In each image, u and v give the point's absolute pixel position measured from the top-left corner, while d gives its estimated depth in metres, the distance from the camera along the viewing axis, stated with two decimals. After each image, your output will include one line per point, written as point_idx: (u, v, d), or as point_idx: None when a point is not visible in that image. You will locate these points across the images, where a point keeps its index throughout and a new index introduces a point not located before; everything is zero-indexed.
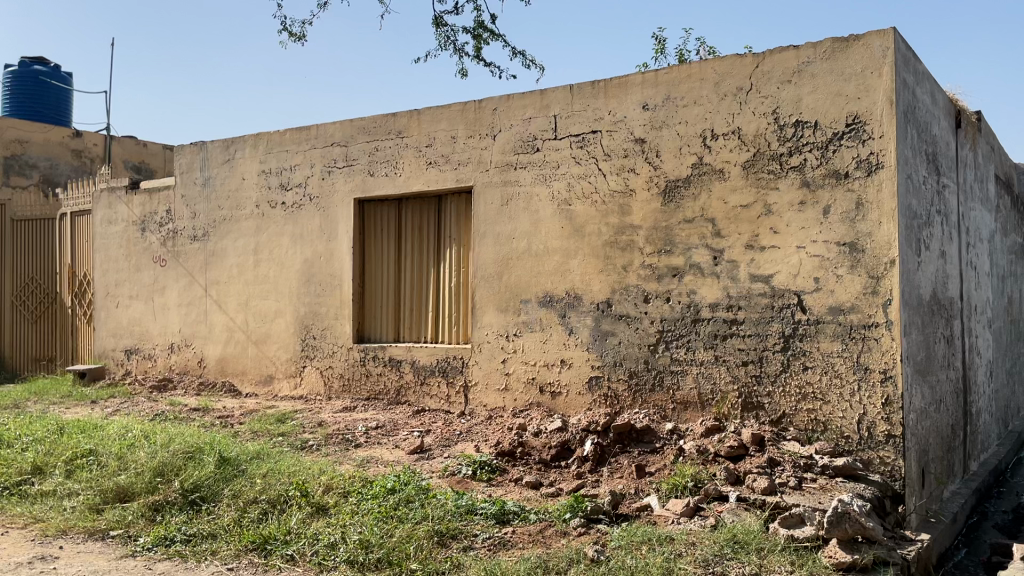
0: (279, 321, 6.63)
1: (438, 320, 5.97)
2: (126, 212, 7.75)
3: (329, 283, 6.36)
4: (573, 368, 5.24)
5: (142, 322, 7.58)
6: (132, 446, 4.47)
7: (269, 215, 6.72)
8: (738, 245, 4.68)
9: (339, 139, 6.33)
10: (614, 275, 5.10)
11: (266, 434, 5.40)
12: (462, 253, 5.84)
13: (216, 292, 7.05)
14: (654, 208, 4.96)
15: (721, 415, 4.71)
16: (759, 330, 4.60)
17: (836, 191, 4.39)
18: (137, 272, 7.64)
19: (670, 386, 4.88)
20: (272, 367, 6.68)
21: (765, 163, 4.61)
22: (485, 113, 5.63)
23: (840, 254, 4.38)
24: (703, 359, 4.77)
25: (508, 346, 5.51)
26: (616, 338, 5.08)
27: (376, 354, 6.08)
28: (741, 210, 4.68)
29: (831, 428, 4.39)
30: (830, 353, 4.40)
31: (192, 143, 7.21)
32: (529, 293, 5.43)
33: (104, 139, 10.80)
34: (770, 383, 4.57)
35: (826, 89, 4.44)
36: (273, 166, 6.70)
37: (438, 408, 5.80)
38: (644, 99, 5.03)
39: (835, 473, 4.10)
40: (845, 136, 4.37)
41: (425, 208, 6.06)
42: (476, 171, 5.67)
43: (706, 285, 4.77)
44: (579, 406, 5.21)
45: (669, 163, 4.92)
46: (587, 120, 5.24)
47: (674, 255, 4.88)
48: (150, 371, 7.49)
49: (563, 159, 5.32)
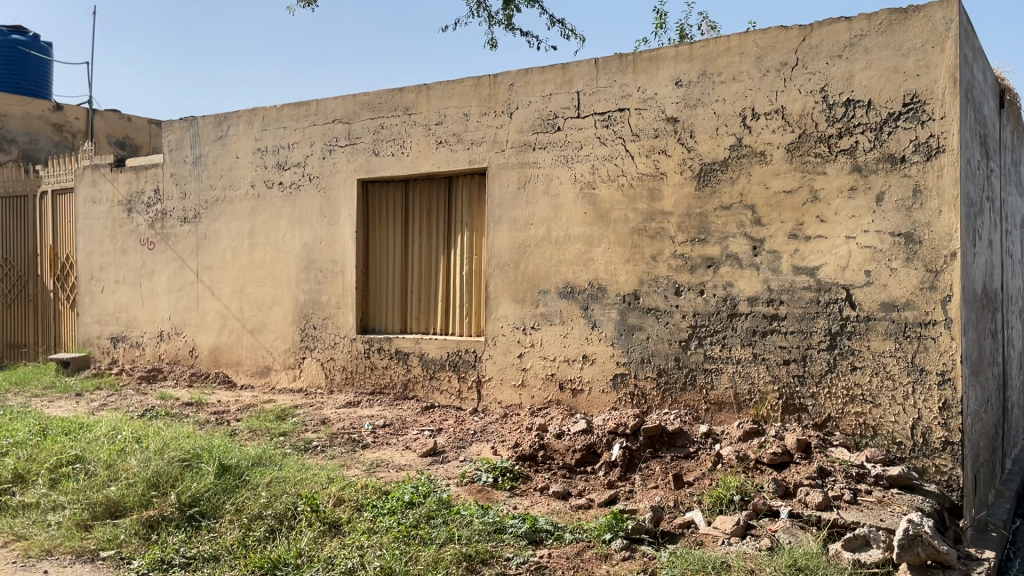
0: (276, 309, 6.25)
1: (448, 311, 5.60)
2: (111, 191, 7.31)
3: (330, 269, 5.96)
4: (596, 364, 4.89)
5: (129, 309, 7.16)
6: (123, 452, 4.08)
7: (265, 196, 6.31)
8: (781, 235, 4.32)
9: (341, 115, 5.91)
10: (641, 265, 4.73)
11: (267, 434, 5.03)
12: (475, 239, 5.47)
13: (208, 278, 6.64)
14: (688, 193, 4.59)
15: (759, 417, 4.38)
16: (803, 326, 4.26)
17: (890, 176, 4.04)
18: (123, 255, 7.21)
19: (703, 385, 4.54)
20: (269, 358, 6.30)
21: (811, 146, 4.25)
22: (500, 89, 5.24)
23: (895, 246, 4.03)
24: (740, 358, 4.43)
25: (524, 339, 5.15)
26: (644, 332, 4.73)
27: (382, 346, 5.71)
28: (784, 196, 4.32)
29: (881, 433, 4.07)
30: (882, 353, 4.06)
31: (181, 118, 6.77)
32: (548, 283, 5.07)
33: (86, 112, 10.30)
34: (814, 384, 4.23)
35: (882, 65, 4.07)
36: (269, 144, 6.28)
37: (448, 404, 5.45)
38: (678, 74, 4.65)
39: (889, 484, 3.79)
40: (902, 117, 4.01)
41: (434, 190, 5.67)
42: (491, 151, 5.28)
43: (744, 277, 4.42)
44: (603, 405, 4.87)
45: (705, 145, 4.55)
46: (612, 96, 4.86)
47: (709, 244, 4.52)
48: (138, 360, 7.09)
49: (587, 138, 4.93)
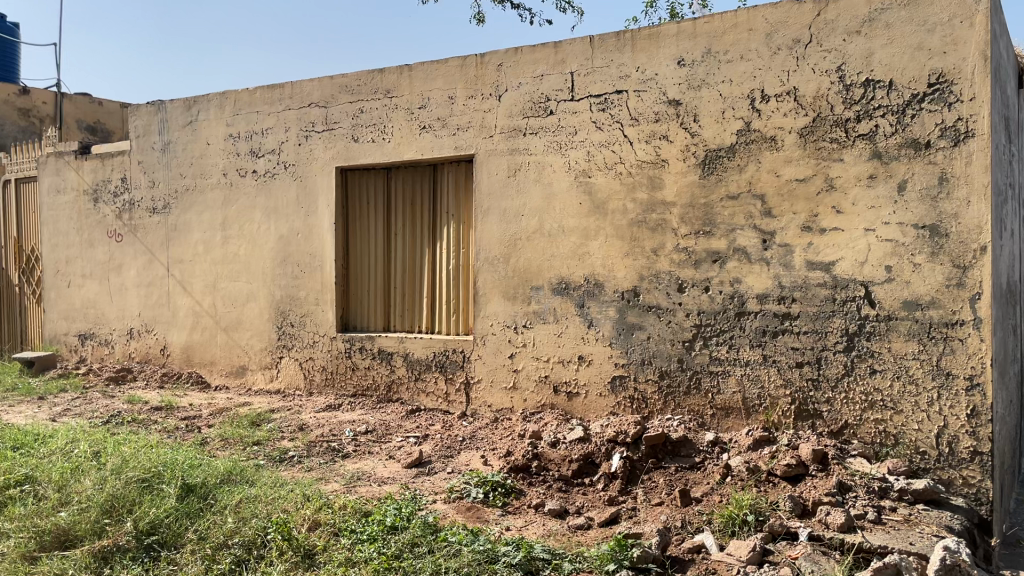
0: (251, 305, 5.88)
1: (434, 308, 5.26)
2: (76, 180, 6.89)
3: (308, 264, 5.60)
4: (593, 365, 4.56)
5: (97, 304, 6.77)
6: (78, 472, 3.73)
7: (238, 185, 5.93)
8: (793, 227, 3.99)
9: (318, 98, 5.53)
10: (641, 259, 4.39)
11: (239, 443, 4.68)
12: (462, 232, 5.11)
13: (179, 272, 6.26)
14: (692, 182, 4.24)
15: (770, 424, 4.07)
16: (817, 326, 3.94)
17: (914, 163, 3.71)
18: (90, 248, 6.81)
19: (708, 389, 4.22)
20: (244, 358, 5.94)
21: (826, 131, 3.91)
22: (488, 70, 4.87)
23: (918, 239, 3.71)
24: (749, 360, 4.11)
25: (516, 338, 4.81)
26: (644, 332, 4.39)
27: (364, 346, 5.36)
28: (796, 184, 3.98)
29: (903, 442, 3.76)
30: (904, 355, 3.75)
31: (148, 102, 6.36)
32: (541, 278, 4.72)
33: (54, 96, 9.83)
34: (830, 389, 3.92)
35: (904, 41, 3.73)
36: (242, 129, 5.90)
37: (435, 408, 5.12)
38: (680, 53, 4.29)
39: (914, 500, 3.49)
40: (927, 99, 3.68)
41: (419, 179, 5.30)
42: (478, 137, 4.92)
43: (753, 273, 4.09)
44: (600, 409, 4.55)
45: (710, 129, 4.20)
46: (609, 77, 4.50)
47: (715, 237, 4.18)
48: (107, 359, 6.71)
49: (581, 123, 4.58)
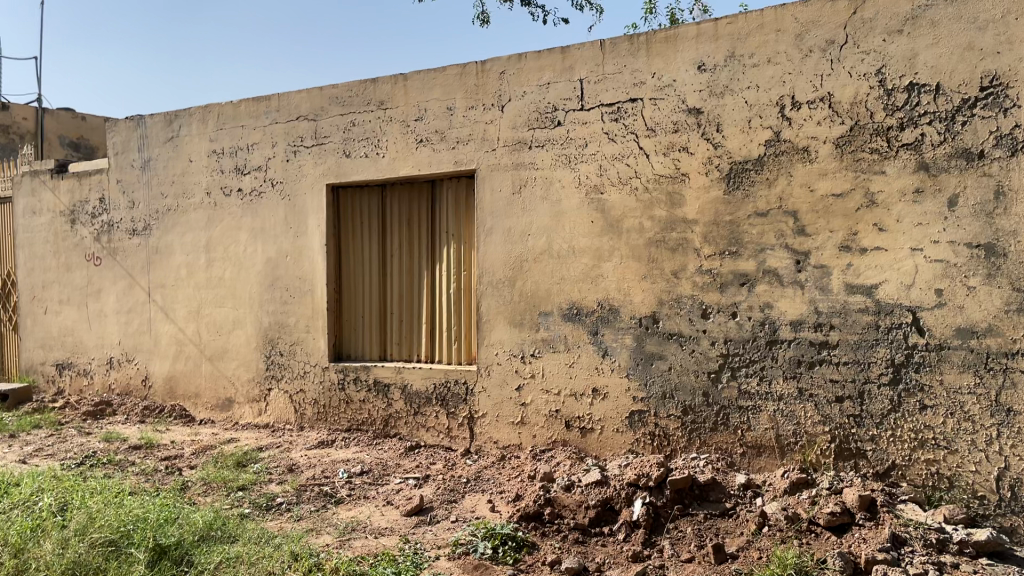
0: (238, 333, 5.49)
1: (433, 335, 4.87)
2: (52, 200, 6.49)
3: (298, 288, 5.21)
4: (609, 399, 4.17)
5: (75, 332, 6.38)
6: (38, 533, 3.33)
7: (222, 204, 5.55)
8: (829, 247, 3.62)
9: (306, 111, 5.16)
10: (660, 283, 4.01)
11: (222, 489, 4.27)
12: (463, 253, 4.74)
13: (161, 297, 5.87)
14: (715, 198, 3.87)
15: (807, 464, 3.68)
16: (858, 356, 3.56)
17: (966, 175, 3.34)
18: (67, 272, 6.41)
19: (738, 426, 3.83)
20: (231, 389, 5.55)
21: (866, 140, 3.54)
22: (490, 78, 4.50)
23: (973, 259, 3.34)
24: (782, 394, 3.73)
25: (523, 369, 4.42)
26: (665, 363, 4.01)
27: (358, 377, 4.96)
28: (832, 200, 3.61)
29: (959, 485, 3.38)
30: (958, 389, 3.37)
31: (127, 117, 5.98)
32: (550, 303, 4.34)
33: (35, 112, 9.44)
34: (875, 426, 3.54)
35: (953, 41, 3.37)
36: (226, 145, 5.52)
37: (436, 444, 4.72)
38: (700, 57, 3.93)
39: (976, 553, 3.08)
40: (980, 104, 3.32)
41: (416, 195, 4.93)
42: (480, 151, 4.54)
43: (785, 297, 3.71)
44: (616, 447, 4.15)
45: (735, 140, 3.83)
46: (622, 84, 4.13)
47: (742, 258, 3.81)
48: (86, 391, 6.31)
49: (592, 135, 4.20)
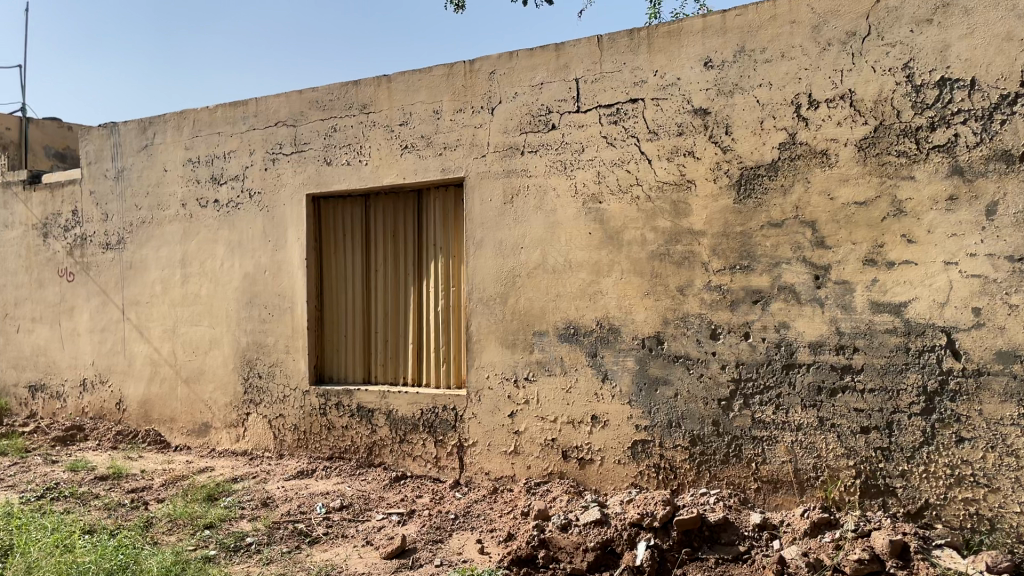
0: (215, 353, 5.15)
1: (420, 356, 4.52)
2: (24, 213, 6.17)
3: (277, 306, 4.87)
4: (609, 427, 3.81)
5: (48, 351, 6.04)
6: None
7: (198, 216, 5.22)
8: (852, 261, 3.26)
9: (285, 116, 4.83)
10: (664, 300, 3.65)
11: (189, 527, 3.92)
12: (451, 267, 4.39)
13: (136, 315, 5.54)
14: (724, 207, 3.51)
15: (829, 503, 3.31)
16: (886, 382, 3.20)
17: (1005, 180, 2.99)
18: (39, 289, 6.09)
19: (751, 458, 3.47)
20: (208, 414, 5.21)
21: (892, 142, 3.19)
22: (479, 79, 4.16)
23: (1015, 274, 2.97)
24: (801, 424, 3.36)
25: (516, 394, 4.05)
26: (670, 388, 3.65)
27: (340, 402, 4.61)
28: (855, 208, 3.25)
29: (1001, 528, 3.01)
30: (1000, 419, 3.00)
31: (100, 125, 5.66)
32: (545, 322, 3.98)
33: (18, 121, 9.09)
34: (905, 460, 3.17)
35: (990, 30, 3.01)
36: (202, 153, 5.20)
37: (423, 474, 4.36)
38: (707, 52, 3.58)
39: None
40: (1021, 100, 2.97)
41: (401, 206, 4.59)
42: (468, 157, 4.20)
43: (804, 316, 3.35)
44: (617, 480, 3.79)
45: (746, 143, 3.48)
46: (621, 83, 3.78)
47: (755, 273, 3.45)
48: (59, 415, 5.97)
49: (589, 139, 3.86)
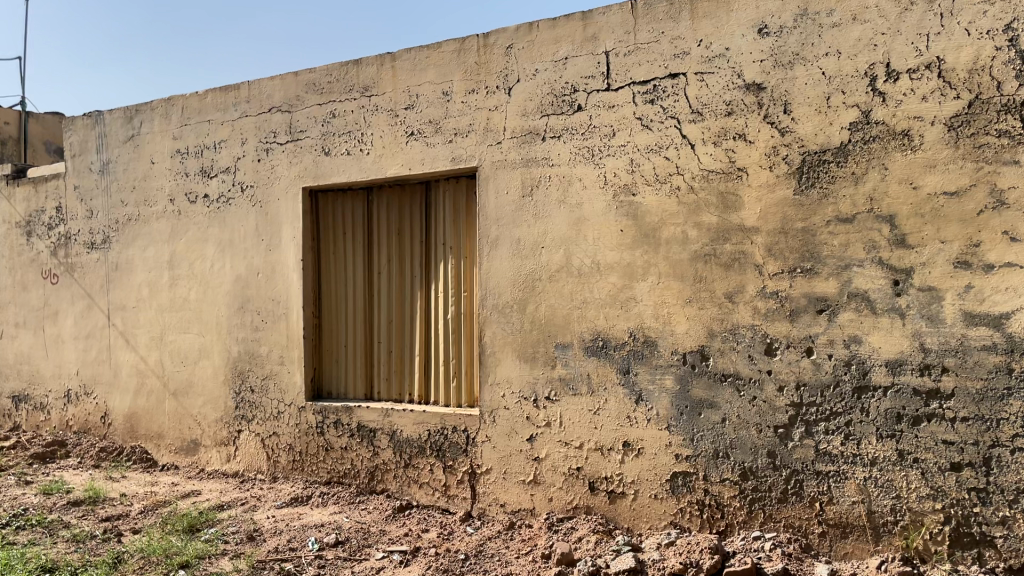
0: (204, 364, 4.67)
1: (428, 370, 4.01)
2: (7, 210, 5.74)
3: (271, 312, 4.38)
4: (643, 455, 3.27)
5: (32, 359, 5.60)
6: None
7: (187, 212, 4.75)
8: (940, 263, 2.70)
9: (280, 100, 4.34)
10: (710, 309, 3.11)
11: (161, 565, 3.42)
12: (463, 270, 3.88)
13: (121, 321, 5.08)
14: (782, 198, 2.97)
15: (911, 553, 2.76)
16: (982, 410, 2.65)
17: None
18: (23, 292, 5.65)
19: (815, 497, 2.92)
20: (197, 430, 4.73)
21: (991, 119, 2.63)
22: (494, 55, 3.65)
23: None
24: (876, 458, 2.82)
25: (536, 416, 3.53)
26: (717, 412, 3.11)
27: (339, 421, 4.12)
28: (944, 200, 2.70)
29: None
30: None
31: (84, 113, 5.21)
32: (569, 333, 3.45)
33: (17, 117, 8.68)
34: (1006, 505, 2.62)
35: None
36: (191, 143, 4.72)
37: (430, 504, 3.85)
38: (762, 17, 3.03)
39: None
40: None
41: (407, 200, 4.08)
42: (482, 144, 3.68)
43: (879, 330, 2.81)
44: (654, 518, 3.26)
45: (808, 123, 2.93)
46: (659, 56, 3.25)
47: (820, 278, 2.90)
48: (42, 428, 5.52)
49: (621, 122, 3.33)
